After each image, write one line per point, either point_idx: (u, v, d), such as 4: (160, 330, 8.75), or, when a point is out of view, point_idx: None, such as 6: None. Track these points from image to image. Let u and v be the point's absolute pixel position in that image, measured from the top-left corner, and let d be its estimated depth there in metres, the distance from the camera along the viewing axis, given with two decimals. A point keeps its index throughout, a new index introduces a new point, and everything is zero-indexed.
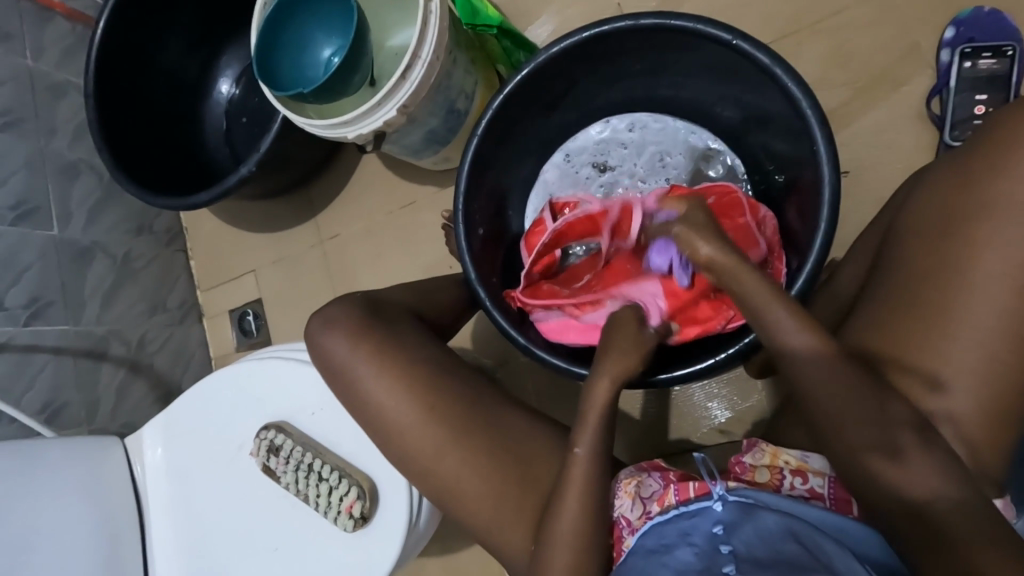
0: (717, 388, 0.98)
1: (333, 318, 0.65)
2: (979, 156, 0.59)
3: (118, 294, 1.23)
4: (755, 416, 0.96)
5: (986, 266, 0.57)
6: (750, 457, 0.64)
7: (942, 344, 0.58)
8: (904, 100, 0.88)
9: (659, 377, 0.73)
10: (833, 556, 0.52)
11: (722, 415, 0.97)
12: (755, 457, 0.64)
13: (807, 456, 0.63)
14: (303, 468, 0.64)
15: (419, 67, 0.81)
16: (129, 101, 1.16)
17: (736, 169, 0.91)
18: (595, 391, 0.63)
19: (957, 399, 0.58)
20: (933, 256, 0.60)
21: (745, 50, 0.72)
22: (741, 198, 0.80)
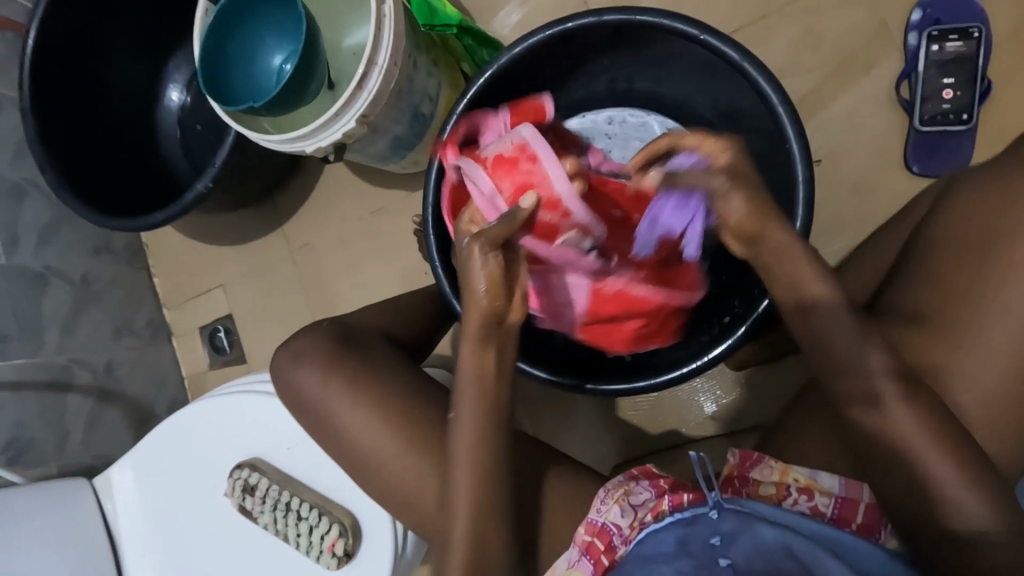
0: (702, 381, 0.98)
1: (302, 352, 0.63)
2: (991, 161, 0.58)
3: (79, 320, 1.17)
4: (740, 407, 0.96)
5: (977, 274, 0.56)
6: (757, 471, 0.61)
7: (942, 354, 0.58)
8: (874, 83, 0.87)
9: (587, 387, 0.75)
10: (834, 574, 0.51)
11: (710, 407, 0.97)
12: (764, 473, 0.61)
13: (816, 474, 0.60)
14: (281, 507, 0.62)
15: (376, 75, 0.77)
16: (73, 114, 1.08)
17: None
18: (465, 358, 0.57)
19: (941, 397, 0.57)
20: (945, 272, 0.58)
21: (713, 44, 0.70)
22: None
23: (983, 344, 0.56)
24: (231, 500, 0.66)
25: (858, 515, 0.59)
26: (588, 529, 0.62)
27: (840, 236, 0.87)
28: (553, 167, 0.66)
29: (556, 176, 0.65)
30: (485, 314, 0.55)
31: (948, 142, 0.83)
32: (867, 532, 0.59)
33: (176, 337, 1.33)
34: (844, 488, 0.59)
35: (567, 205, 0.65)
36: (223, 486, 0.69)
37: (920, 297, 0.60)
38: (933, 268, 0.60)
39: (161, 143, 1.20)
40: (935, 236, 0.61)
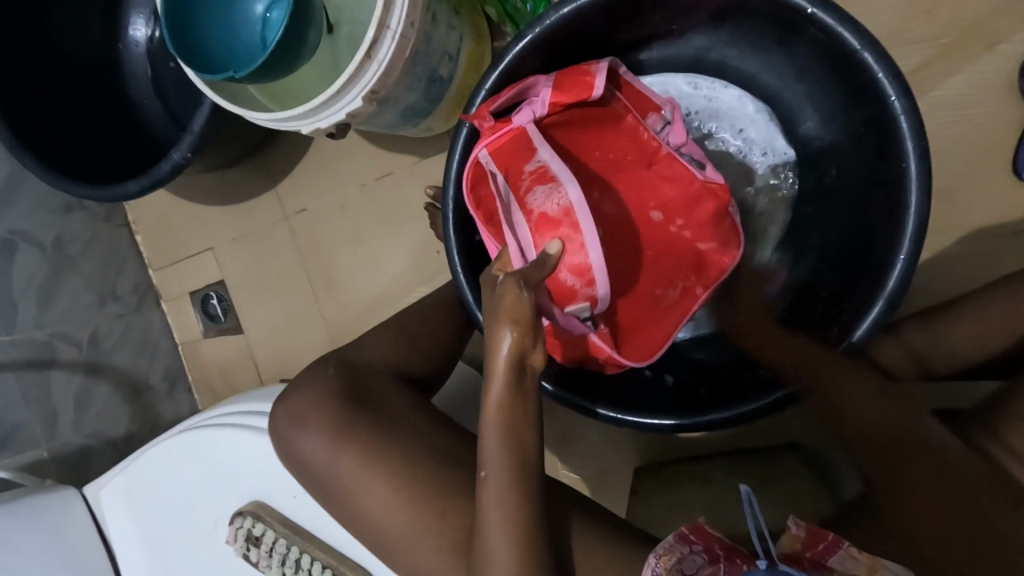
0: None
1: (301, 415, 0.55)
2: None
3: (55, 287, 1.07)
4: None
5: None
6: (835, 559, 0.49)
7: None
8: (991, 63, 0.71)
9: (600, 413, 0.66)
10: None
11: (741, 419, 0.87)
12: (842, 559, 0.49)
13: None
14: (290, 565, 0.55)
15: (387, 42, 0.61)
16: (17, 53, 0.91)
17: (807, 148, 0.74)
18: (489, 397, 0.49)
19: None
20: None
21: (824, 24, 0.58)
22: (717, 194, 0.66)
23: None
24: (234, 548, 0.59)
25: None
26: None
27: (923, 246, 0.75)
28: (592, 242, 0.59)
29: (591, 251, 0.59)
30: (507, 359, 0.49)
31: None
32: None
33: (166, 302, 1.23)
34: None
35: (595, 277, 0.60)
36: (222, 528, 0.63)
37: None
38: None
39: (129, 85, 1.03)
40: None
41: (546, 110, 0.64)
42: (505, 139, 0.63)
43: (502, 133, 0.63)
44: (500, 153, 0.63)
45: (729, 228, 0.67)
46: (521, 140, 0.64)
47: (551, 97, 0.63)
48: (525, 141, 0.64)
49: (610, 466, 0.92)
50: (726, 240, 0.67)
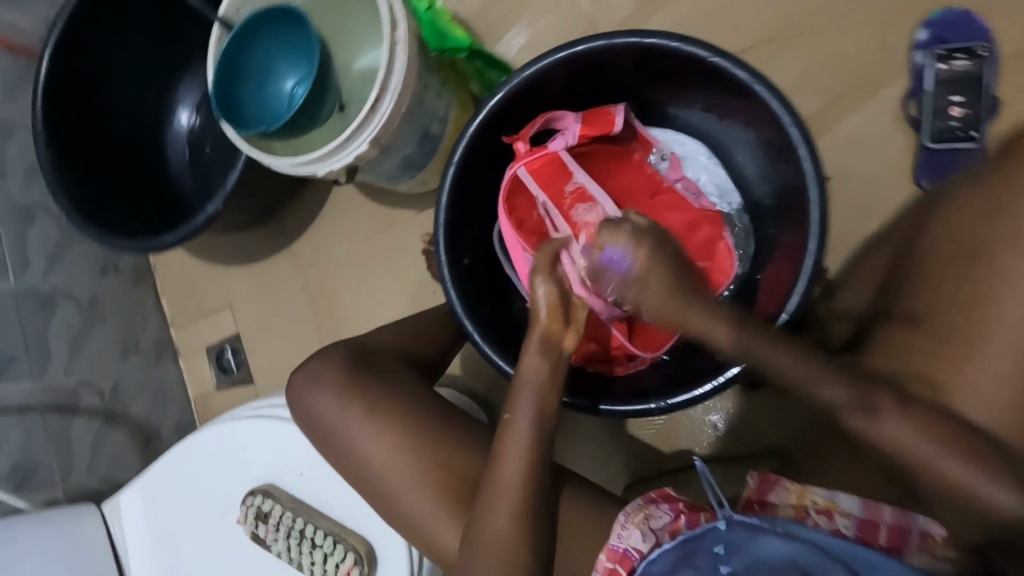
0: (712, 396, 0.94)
1: (320, 375, 0.64)
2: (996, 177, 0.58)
3: (86, 341, 1.16)
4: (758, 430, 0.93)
5: (994, 298, 0.56)
6: (775, 495, 0.60)
7: (956, 372, 0.57)
8: (881, 104, 0.87)
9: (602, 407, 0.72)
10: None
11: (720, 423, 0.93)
12: (780, 496, 0.60)
13: (834, 495, 0.59)
14: (295, 534, 0.62)
15: (388, 99, 0.78)
16: (83, 139, 1.10)
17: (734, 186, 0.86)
18: (526, 367, 0.62)
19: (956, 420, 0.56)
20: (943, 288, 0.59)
21: (722, 67, 0.71)
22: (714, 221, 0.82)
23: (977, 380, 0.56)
24: (245, 527, 0.66)
25: (881, 535, 0.57)
26: (610, 556, 0.60)
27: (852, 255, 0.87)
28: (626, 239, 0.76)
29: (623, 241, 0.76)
30: (541, 339, 0.63)
31: (958, 159, 0.83)
32: (894, 550, 0.56)
33: (183, 357, 1.32)
34: (863, 509, 0.58)
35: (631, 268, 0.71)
36: (233, 511, 0.69)
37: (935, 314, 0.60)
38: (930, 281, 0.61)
39: (170, 162, 1.21)
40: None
41: (575, 140, 0.82)
42: (541, 160, 0.82)
43: (540, 155, 0.82)
44: (536, 171, 0.82)
45: (721, 249, 0.81)
46: (554, 161, 0.83)
47: (579, 130, 0.81)
48: (558, 163, 0.83)
49: (600, 479, 0.97)
50: (721, 258, 0.81)
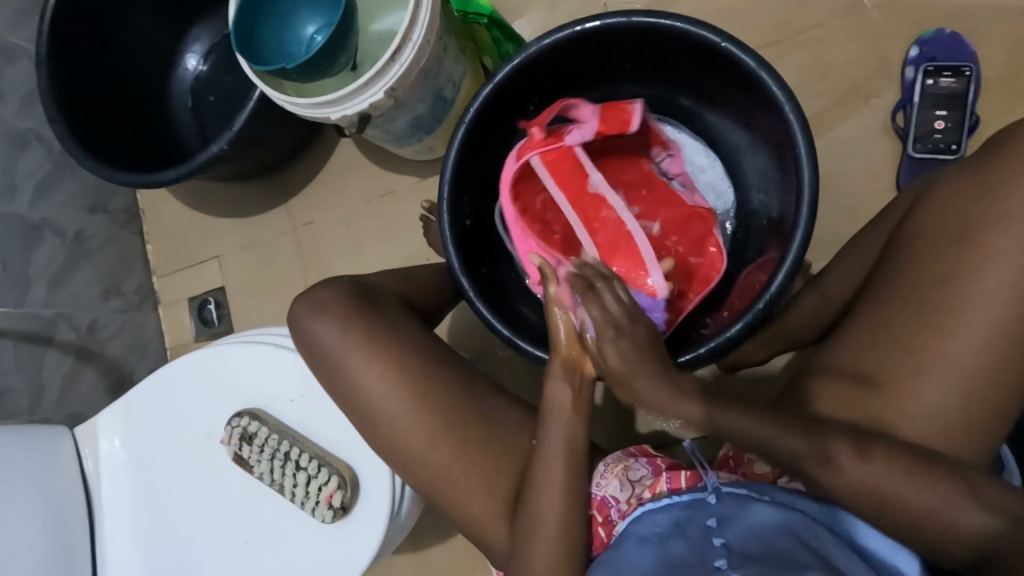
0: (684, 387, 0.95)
1: (322, 301, 0.67)
2: (991, 155, 0.57)
3: (67, 276, 1.12)
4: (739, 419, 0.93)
5: (991, 273, 0.53)
6: (754, 452, 0.65)
7: (942, 342, 0.54)
8: (872, 112, 0.93)
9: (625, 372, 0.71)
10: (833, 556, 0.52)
11: None
12: None
13: None
14: (280, 455, 0.68)
15: (410, 49, 0.80)
16: (87, 70, 1.08)
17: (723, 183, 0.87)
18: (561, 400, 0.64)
19: (934, 397, 0.54)
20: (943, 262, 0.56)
21: (731, 53, 0.72)
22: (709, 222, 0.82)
23: (932, 363, 0.54)
24: (229, 449, 0.72)
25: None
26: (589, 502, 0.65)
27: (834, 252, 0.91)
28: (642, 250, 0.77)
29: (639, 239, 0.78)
30: (563, 363, 0.63)
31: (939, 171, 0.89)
32: None
33: (164, 306, 1.29)
34: None
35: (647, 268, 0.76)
36: (217, 434, 0.74)
37: (929, 293, 0.56)
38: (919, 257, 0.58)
39: (173, 108, 1.20)
40: (914, 231, 0.59)
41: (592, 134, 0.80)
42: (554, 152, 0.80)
43: (555, 146, 0.80)
44: (551, 164, 0.80)
45: (713, 248, 0.82)
46: (566, 154, 0.81)
47: (597, 126, 0.80)
48: (571, 155, 0.81)
49: None
50: (711, 257, 0.82)
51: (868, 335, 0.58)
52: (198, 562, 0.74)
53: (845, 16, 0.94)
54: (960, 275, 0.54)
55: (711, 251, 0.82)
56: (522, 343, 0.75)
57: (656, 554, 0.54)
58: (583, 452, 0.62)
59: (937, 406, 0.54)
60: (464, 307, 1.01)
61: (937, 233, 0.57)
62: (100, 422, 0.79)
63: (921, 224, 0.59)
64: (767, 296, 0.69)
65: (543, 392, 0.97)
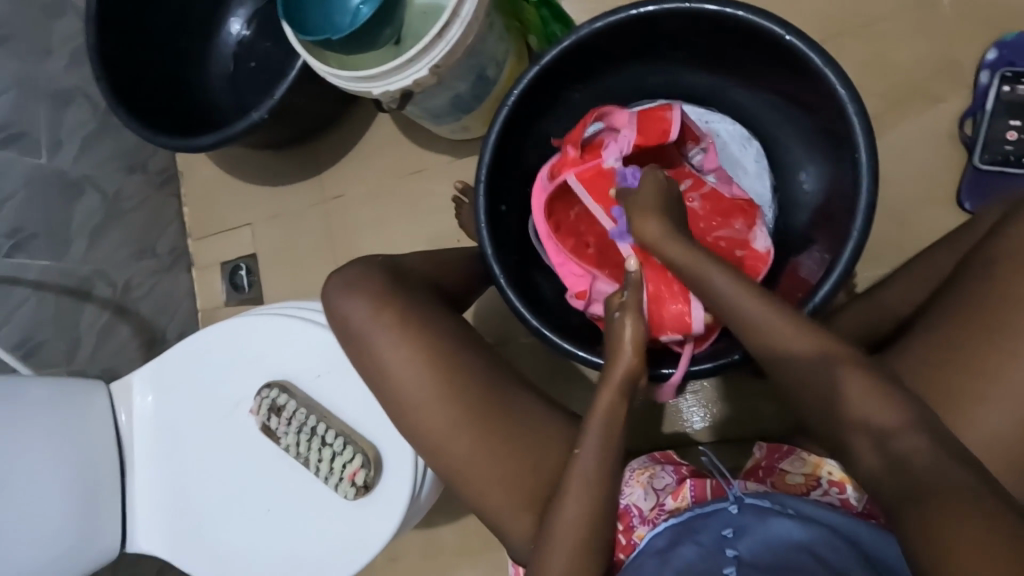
0: (703, 393, 0.93)
1: (356, 279, 0.67)
2: None
3: (106, 232, 1.14)
4: (765, 427, 0.91)
5: None
6: (787, 463, 0.63)
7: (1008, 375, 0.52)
8: (937, 117, 0.87)
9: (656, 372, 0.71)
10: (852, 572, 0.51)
11: (698, 421, 0.93)
12: (794, 465, 0.62)
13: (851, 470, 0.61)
14: (306, 430, 0.69)
15: (456, 26, 0.78)
16: (132, 29, 1.08)
17: (765, 185, 0.84)
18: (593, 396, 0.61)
19: (996, 428, 0.52)
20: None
21: (795, 48, 0.68)
22: (742, 208, 0.79)
23: (995, 394, 0.52)
24: (255, 419, 0.73)
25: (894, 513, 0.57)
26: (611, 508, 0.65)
27: (882, 263, 0.87)
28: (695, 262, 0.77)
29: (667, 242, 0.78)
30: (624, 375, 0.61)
31: (1005, 185, 0.83)
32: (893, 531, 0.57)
33: (196, 269, 1.31)
34: None
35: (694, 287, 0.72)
36: (245, 404, 0.76)
37: (1000, 320, 0.53)
38: (993, 282, 0.55)
39: (214, 72, 1.20)
40: (992, 255, 0.56)
41: (631, 148, 0.78)
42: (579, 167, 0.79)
43: (591, 164, 0.78)
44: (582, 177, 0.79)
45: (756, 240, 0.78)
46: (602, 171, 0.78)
47: (635, 138, 0.77)
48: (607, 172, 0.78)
49: None
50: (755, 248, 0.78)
51: (937, 356, 0.55)
52: (220, 522, 0.76)
53: (918, 12, 0.89)
54: None
55: (757, 246, 0.78)
56: (550, 334, 0.73)
57: (663, 558, 0.55)
58: (612, 453, 0.60)
59: (1002, 437, 0.51)
60: (491, 292, 1.00)
61: (1017, 261, 0.54)
62: (134, 378, 0.81)
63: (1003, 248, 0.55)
64: (811, 305, 0.66)
65: (566, 384, 0.96)
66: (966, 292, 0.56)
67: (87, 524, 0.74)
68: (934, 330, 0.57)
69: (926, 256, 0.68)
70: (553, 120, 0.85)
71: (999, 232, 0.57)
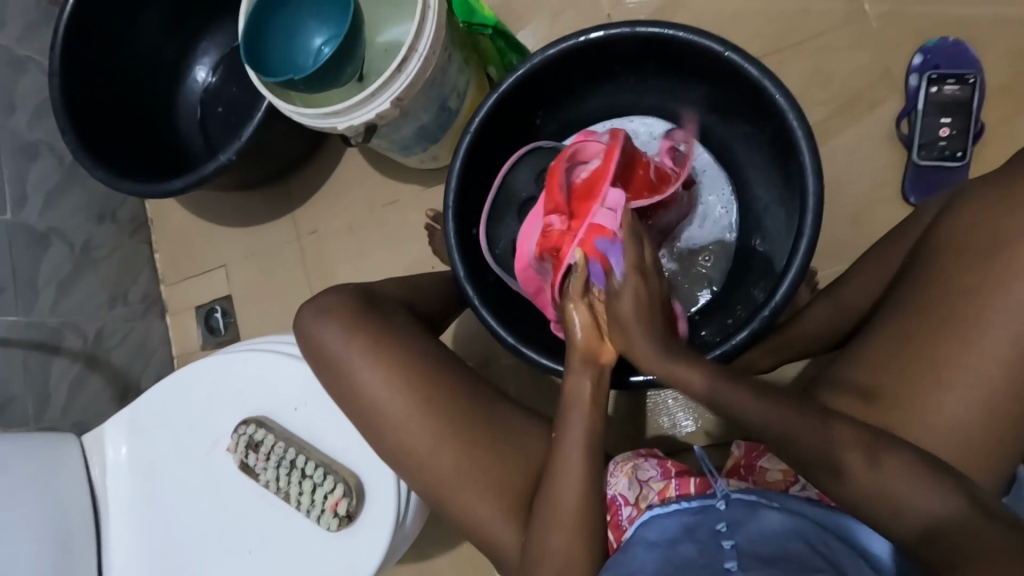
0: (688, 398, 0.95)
1: (327, 309, 0.67)
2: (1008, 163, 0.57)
3: (75, 283, 1.13)
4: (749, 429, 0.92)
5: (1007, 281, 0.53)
6: (765, 460, 0.64)
7: (961, 354, 0.54)
8: (876, 120, 0.93)
9: (626, 380, 0.72)
10: (840, 555, 0.53)
11: (687, 424, 0.94)
12: (771, 461, 0.64)
13: None
14: (285, 463, 0.69)
15: (415, 61, 0.81)
16: (96, 82, 1.09)
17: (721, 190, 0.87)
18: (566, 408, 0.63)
19: (956, 408, 0.54)
20: (969, 273, 0.55)
21: (735, 63, 0.73)
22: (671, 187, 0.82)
23: (951, 373, 0.54)
24: (233, 458, 0.72)
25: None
26: None
27: (841, 259, 0.91)
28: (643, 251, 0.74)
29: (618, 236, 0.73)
30: (581, 352, 0.66)
31: (944, 178, 0.89)
32: None
33: (170, 314, 1.29)
34: None
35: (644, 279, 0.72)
36: (222, 442, 0.75)
37: (946, 303, 0.56)
38: (935, 267, 0.58)
39: (182, 119, 1.22)
40: (936, 243, 0.59)
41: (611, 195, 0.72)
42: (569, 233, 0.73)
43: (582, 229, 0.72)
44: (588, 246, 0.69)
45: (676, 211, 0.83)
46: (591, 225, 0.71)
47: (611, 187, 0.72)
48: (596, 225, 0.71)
49: None
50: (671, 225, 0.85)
51: (895, 342, 0.58)
52: (201, 569, 0.74)
53: (848, 25, 0.95)
54: (988, 290, 0.54)
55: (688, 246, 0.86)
56: (526, 352, 0.75)
57: (664, 554, 0.55)
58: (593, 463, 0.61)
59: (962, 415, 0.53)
60: (469, 314, 1.01)
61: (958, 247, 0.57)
62: (107, 427, 0.79)
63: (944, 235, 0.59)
64: (772, 303, 0.69)
65: (548, 401, 0.96)
66: (915, 278, 0.59)
67: None
68: (892, 316, 0.59)
69: (879, 249, 0.71)
70: (515, 145, 0.88)
71: (940, 221, 0.61)
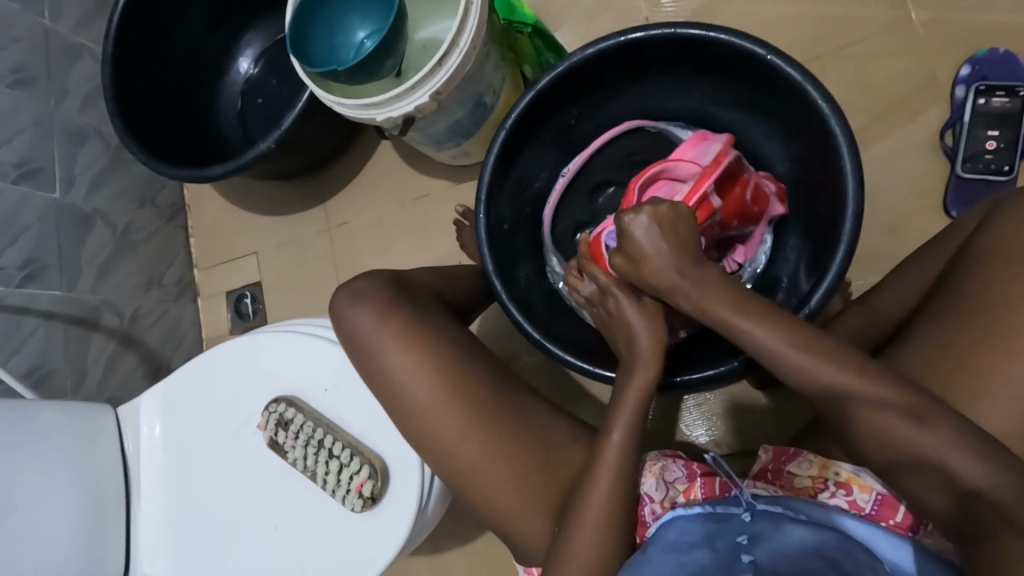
0: (709, 409, 0.94)
1: (360, 293, 0.69)
2: None
3: (115, 263, 1.16)
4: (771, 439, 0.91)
5: None
6: (795, 465, 0.63)
7: (1005, 364, 0.53)
8: (918, 130, 0.91)
9: (678, 382, 0.70)
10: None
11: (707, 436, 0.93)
12: (801, 466, 0.62)
13: (860, 470, 0.60)
14: (314, 443, 0.70)
15: (455, 56, 0.82)
16: (144, 70, 1.13)
17: None
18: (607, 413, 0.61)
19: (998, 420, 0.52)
20: (1017, 280, 0.54)
21: (776, 66, 0.72)
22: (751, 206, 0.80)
23: (998, 386, 0.53)
24: (264, 434, 0.74)
25: (897, 513, 0.59)
26: None
27: (876, 270, 0.89)
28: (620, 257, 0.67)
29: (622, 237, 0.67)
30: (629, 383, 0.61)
31: (988, 192, 0.86)
32: (905, 529, 0.58)
33: (202, 299, 1.33)
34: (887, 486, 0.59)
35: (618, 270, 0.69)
36: (251, 421, 0.76)
37: (994, 311, 0.54)
38: (978, 275, 0.57)
39: (222, 109, 1.25)
40: (981, 250, 0.58)
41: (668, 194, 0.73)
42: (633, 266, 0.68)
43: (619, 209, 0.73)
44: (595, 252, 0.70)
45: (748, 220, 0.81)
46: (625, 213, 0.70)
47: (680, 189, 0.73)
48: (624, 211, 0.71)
49: None
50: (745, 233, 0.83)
51: (934, 352, 0.56)
52: (225, 545, 0.75)
53: (891, 34, 0.93)
54: None
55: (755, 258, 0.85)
56: (553, 347, 0.74)
57: (680, 561, 0.53)
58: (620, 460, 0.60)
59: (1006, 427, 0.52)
60: (493, 310, 1.01)
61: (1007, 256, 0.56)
62: (143, 402, 0.81)
63: (990, 243, 0.57)
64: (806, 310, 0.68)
65: (570, 399, 0.96)
66: (955, 285, 0.58)
67: (92, 551, 0.74)
68: (933, 326, 0.58)
69: (918, 258, 0.69)
70: (549, 142, 0.89)
71: (984, 231, 0.59)
